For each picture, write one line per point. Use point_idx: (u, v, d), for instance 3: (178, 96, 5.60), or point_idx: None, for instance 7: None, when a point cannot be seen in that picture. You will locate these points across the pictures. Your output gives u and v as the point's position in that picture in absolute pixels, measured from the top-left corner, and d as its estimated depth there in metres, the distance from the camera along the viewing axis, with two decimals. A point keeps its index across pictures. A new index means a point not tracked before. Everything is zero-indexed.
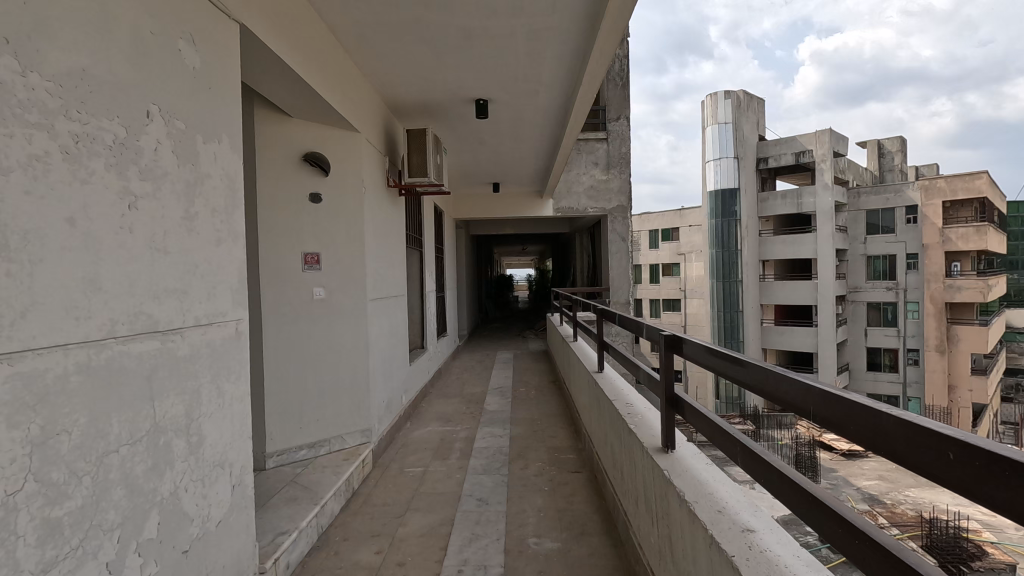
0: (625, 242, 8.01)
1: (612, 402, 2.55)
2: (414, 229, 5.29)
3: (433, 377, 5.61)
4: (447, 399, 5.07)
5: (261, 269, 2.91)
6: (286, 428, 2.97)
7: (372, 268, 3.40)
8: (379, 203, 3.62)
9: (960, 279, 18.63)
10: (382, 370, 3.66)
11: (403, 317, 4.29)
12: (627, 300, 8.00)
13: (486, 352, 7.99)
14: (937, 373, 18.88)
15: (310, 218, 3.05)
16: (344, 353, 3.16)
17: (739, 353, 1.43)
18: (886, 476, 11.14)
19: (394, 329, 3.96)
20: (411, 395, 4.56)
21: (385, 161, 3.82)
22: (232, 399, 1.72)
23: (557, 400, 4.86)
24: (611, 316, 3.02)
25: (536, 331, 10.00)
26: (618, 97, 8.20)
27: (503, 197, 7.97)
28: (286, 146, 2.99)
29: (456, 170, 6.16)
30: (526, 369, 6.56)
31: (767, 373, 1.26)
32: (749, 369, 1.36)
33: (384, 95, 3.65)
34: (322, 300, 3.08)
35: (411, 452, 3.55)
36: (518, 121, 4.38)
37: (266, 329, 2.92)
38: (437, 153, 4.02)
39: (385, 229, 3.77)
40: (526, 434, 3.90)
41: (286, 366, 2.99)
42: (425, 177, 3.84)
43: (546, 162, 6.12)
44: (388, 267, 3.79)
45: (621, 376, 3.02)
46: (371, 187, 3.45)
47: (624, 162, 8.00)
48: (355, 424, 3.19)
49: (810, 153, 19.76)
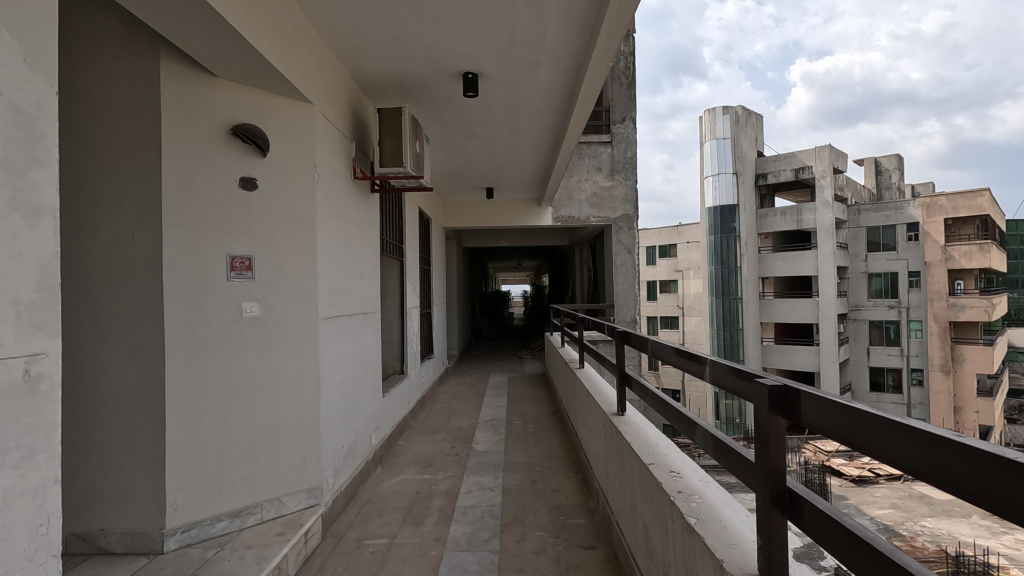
0: (631, 254, 7.29)
1: (645, 464, 1.80)
2: (393, 235, 4.57)
3: (414, 407, 4.85)
4: (429, 435, 4.30)
5: (168, 274, 2.10)
6: (197, 492, 2.15)
7: (328, 278, 2.69)
8: (339, 194, 2.90)
9: (964, 299, 17.90)
10: (340, 408, 2.89)
11: (372, 340, 3.55)
12: (634, 318, 7.26)
13: (476, 375, 7.22)
14: (941, 395, 18.27)
15: (239, 212, 2.30)
16: (285, 389, 2.42)
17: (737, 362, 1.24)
18: (900, 505, 10.38)
19: (359, 355, 3.22)
20: (384, 434, 3.79)
21: (351, 148, 3.11)
22: (2, 500, 0.97)
23: (560, 437, 4.13)
24: (642, 343, 2.29)
25: (533, 350, 9.23)
26: (623, 97, 7.52)
27: (498, 205, 7.26)
28: (209, 112, 2.22)
29: (445, 170, 5.44)
30: (522, 396, 5.81)
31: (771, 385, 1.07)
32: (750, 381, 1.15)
33: (352, 64, 2.96)
34: (255, 318, 2.33)
35: (376, 513, 2.78)
36: (515, 105, 3.70)
37: (174, 358, 2.09)
38: (418, 140, 3.32)
39: (349, 231, 3.06)
40: (522, 486, 3.14)
41: (203, 409, 2.17)
42: (401, 167, 3.13)
43: (546, 163, 5.45)
44: (352, 279, 3.09)
45: (649, 421, 2.29)
46: (329, 176, 2.75)
47: (629, 167, 7.32)
48: (298, 481, 2.44)
49: (810, 169, 19.23)
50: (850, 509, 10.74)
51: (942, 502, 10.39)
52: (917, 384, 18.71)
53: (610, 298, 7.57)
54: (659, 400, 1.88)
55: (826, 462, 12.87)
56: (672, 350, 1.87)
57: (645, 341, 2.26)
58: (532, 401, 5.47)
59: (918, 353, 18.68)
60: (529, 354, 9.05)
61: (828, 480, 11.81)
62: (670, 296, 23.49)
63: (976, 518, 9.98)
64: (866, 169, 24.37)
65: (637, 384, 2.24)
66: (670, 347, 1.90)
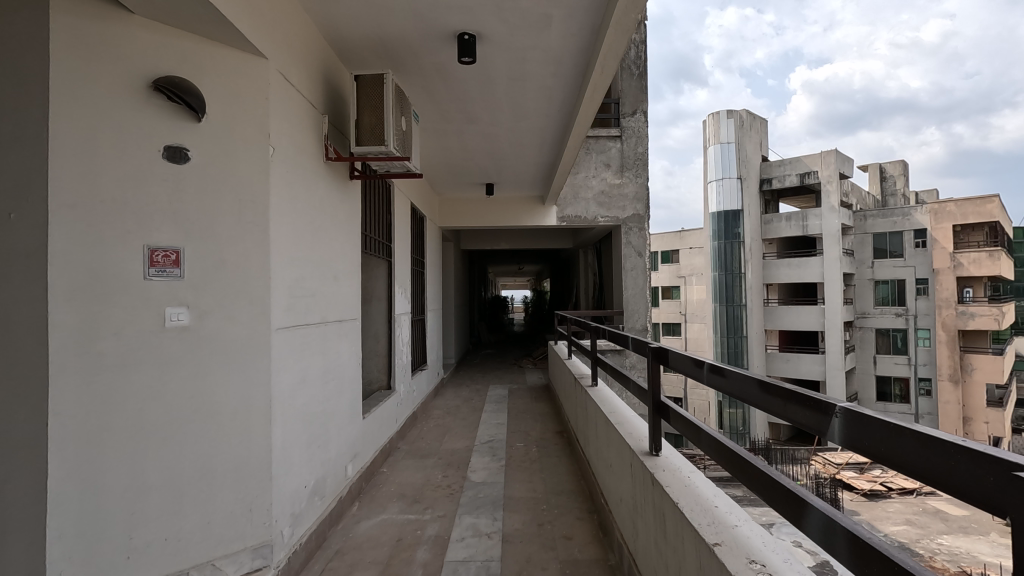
0: (642, 257, 6.76)
1: (707, 540, 1.28)
2: (380, 232, 4.05)
3: (403, 426, 4.31)
4: (419, 460, 3.75)
5: (56, 270, 1.55)
6: (96, 561, 1.61)
7: (286, 278, 2.16)
8: (304, 175, 2.36)
9: (972, 307, 17.61)
10: (304, 439, 2.34)
11: (350, 352, 3.02)
12: (645, 326, 6.72)
13: (473, 386, 6.69)
14: (949, 406, 17.77)
15: (161, 191, 1.76)
16: (224, 418, 1.89)
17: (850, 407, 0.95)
18: (915, 521, 9.83)
19: (330, 371, 2.68)
20: (364, 463, 3.25)
21: (322, 121, 2.57)
22: None
23: (568, 465, 3.59)
24: (694, 367, 1.75)
25: (534, 360, 8.70)
26: (633, 89, 7.02)
27: (496, 204, 6.73)
28: (120, 56, 1.69)
29: (440, 161, 4.92)
30: (524, 411, 5.28)
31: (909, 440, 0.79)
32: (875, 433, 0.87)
33: (322, 17, 2.42)
34: (184, 328, 1.80)
35: (345, 570, 2.24)
36: (519, 78, 3.17)
37: (58, 383, 1.54)
38: (404, 115, 2.79)
39: (319, 222, 2.53)
40: (526, 531, 2.62)
41: (105, 447, 1.63)
42: (382, 145, 2.59)
43: (551, 155, 4.93)
44: (321, 280, 2.55)
45: (692, 468, 1.76)
46: (291, 152, 2.22)
47: (640, 164, 6.81)
48: (239, 538, 1.91)
49: (815, 174, 18.60)
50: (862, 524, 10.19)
51: (959, 518, 9.84)
52: (926, 394, 18.18)
53: (619, 305, 7.03)
54: (732, 456, 1.35)
55: (836, 475, 12.32)
56: (758, 386, 1.35)
57: (700, 366, 1.72)
58: (535, 418, 4.95)
59: (926, 362, 18.12)
60: (530, 363, 8.51)
61: (839, 494, 11.26)
62: (673, 303, 22.97)
63: (995, 536, 9.44)
64: (871, 175, 23.93)
65: (686, 423, 1.71)
66: (753, 381, 1.38)
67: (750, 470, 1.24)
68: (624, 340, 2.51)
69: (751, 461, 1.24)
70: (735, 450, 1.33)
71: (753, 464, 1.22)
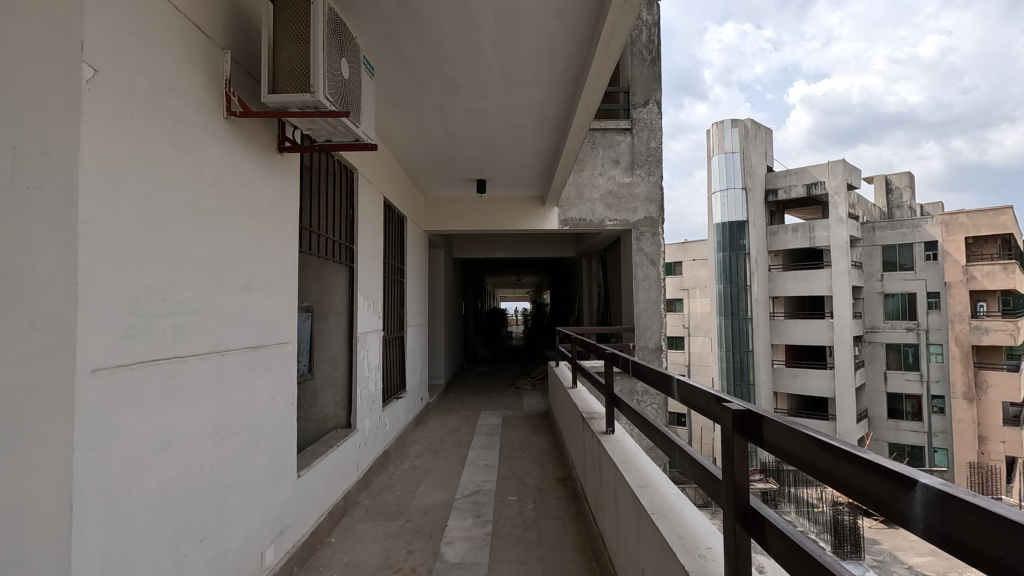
0: (655, 265, 5.95)
1: None
2: (334, 231, 3.23)
3: (366, 473, 3.45)
4: (383, 524, 2.90)
5: None
6: None
7: (119, 282, 1.32)
8: (173, 127, 1.54)
9: (986, 320, 16.40)
10: (163, 546, 1.46)
11: (272, 392, 2.17)
12: (659, 344, 5.89)
13: (462, 413, 5.83)
14: (964, 424, 16.49)
15: None
16: None
17: (876, 458, 0.72)
18: (941, 551, 8.94)
19: (228, 421, 1.82)
20: (298, 539, 2.38)
21: (216, 53, 1.75)
22: None
23: (575, 534, 2.75)
24: (797, 444, 0.94)
25: (533, 381, 7.85)
26: (645, 77, 6.24)
27: (490, 207, 5.93)
28: None
29: (419, 148, 4.11)
30: (519, 447, 4.46)
31: (970, 512, 0.56)
32: (909, 497, 0.64)
33: None
34: None
35: None
36: (510, 18, 2.39)
37: None
38: (346, 57, 1.97)
39: (204, 202, 1.69)
40: None
41: None
42: (306, 93, 1.77)
43: (553, 144, 4.14)
44: (211, 289, 1.72)
45: None
46: (132, 80, 1.38)
47: (652, 161, 6.01)
48: None
49: (823, 185, 17.88)
50: (883, 554, 9.29)
51: None
52: (938, 412, 17.17)
53: (628, 320, 6.22)
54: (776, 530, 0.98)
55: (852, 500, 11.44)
56: (793, 435, 0.95)
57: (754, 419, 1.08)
58: (533, 459, 4.10)
59: (938, 379, 17.09)
60: (528, 384, 7.67)
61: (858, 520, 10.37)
62: (677, 316, 22.13)
63: None
64: (877, 187, 23.25)
65: (812, 567, 0.85)
66: (784, 426, 0.98)
67: (797, 554, 0.90)
68: (666, 385, 1.65)
69: (801, 542, 0.90)
70: (782, 527, 0.97)
71: (795, 541, 0.91)
